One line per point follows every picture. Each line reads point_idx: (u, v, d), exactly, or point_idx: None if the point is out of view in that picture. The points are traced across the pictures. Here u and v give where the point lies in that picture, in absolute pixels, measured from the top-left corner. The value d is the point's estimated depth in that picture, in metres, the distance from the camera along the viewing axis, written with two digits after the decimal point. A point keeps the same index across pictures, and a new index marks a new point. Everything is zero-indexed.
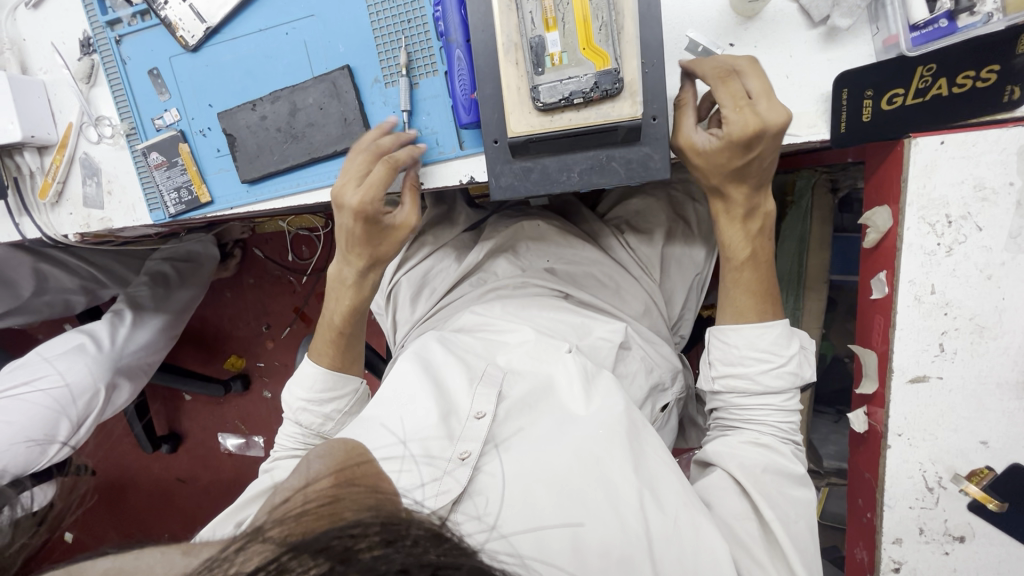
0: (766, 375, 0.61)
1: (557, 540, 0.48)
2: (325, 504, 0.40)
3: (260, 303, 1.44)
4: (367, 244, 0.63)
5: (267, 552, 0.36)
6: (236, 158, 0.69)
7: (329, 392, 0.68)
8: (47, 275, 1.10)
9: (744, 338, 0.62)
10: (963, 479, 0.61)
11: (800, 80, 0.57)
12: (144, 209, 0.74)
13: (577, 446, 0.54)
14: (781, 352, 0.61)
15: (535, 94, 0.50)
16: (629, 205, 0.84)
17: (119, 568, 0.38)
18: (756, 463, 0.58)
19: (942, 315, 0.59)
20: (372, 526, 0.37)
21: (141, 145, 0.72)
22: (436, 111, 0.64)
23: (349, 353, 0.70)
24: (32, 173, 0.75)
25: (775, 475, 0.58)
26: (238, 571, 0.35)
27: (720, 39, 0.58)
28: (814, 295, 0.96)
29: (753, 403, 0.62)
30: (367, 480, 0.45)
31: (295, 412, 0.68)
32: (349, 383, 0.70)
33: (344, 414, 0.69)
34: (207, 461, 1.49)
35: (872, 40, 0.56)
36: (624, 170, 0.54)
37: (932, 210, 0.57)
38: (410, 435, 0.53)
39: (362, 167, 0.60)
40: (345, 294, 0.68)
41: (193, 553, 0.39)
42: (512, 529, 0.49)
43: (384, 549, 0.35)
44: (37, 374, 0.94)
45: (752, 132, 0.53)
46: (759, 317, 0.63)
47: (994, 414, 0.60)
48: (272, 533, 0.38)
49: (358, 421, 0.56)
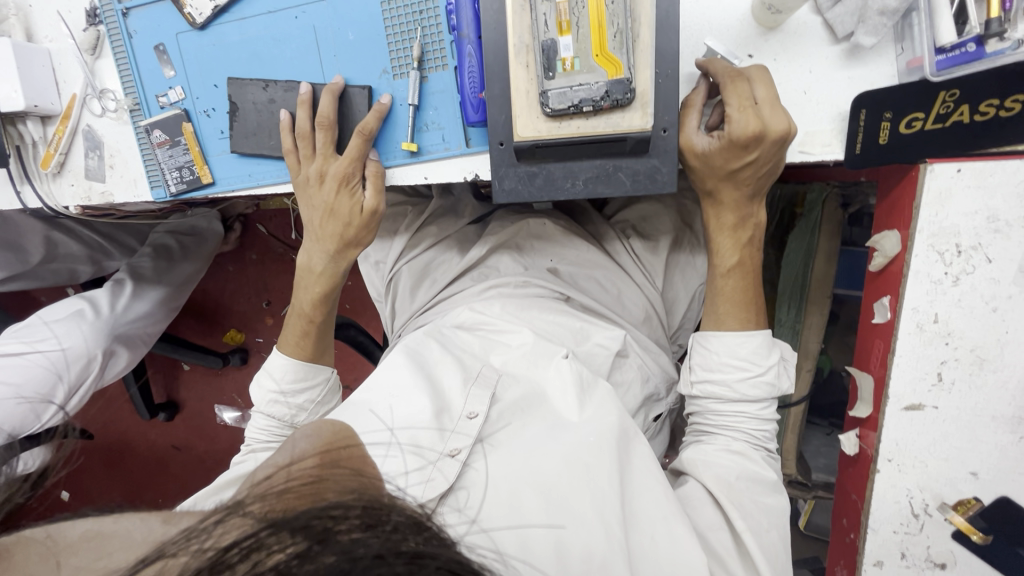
0: (742, 383, 0.60)
1: (541, 540, 0.48)
2: (309, 483, 0.40)
3: (261, 280, 1.44)
4: (343, 218, 0.66)
5: (245, 527, 0.36)
6: (240, 140, 0.69)
7: (300, 382, 0.69)
8: (57, 244, 1.11)
9: (725, 347, 0.61)
10: (949, 508, 0.61)
11: (818, 97, 0.56)
12: (145, 185, 0.73)
13: (566, 452, 0.53)
14: (763, 364, 0.60)
15: (544, 100, 0.49)
16: (635, 208, 0.83)
17: (99, 529, 0.38)
18: (730, 471, 0.57)
19: (942, 344, 0.58)
20: (353, 509, 0.37)
21: (145, 122, 0.71)
22: (443, 106, 0.63)
23: (321, 339, 0.73)
24: (34, 142, 0.75)
25: (747, 483, 0.56)
26: (216, 543, 0.35)
27: (739, 49, 0.56)
28: (816, 310, 0.94)
29: (727, 410, 0.61)
30: (351, 463, 0.45)
31: (266, 404, 0.69)
32: (319, 372, 0.71)
33: (317, 404, 0.71)
34: (202, 431, 1.50)
35: (896, 60, 0.54)
36: (631, 182, 0.53)
37: (942, 239, 0.56)
38: (397, 423, 0.53)
39: (327, 139, 0.64)
40: (315, 281, 0.71)
41: (172, 522, 0.39)
42: (494, 525, 0.49)
43: (362, 533, 0.35)
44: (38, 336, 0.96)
45: (751, 134, 0.52)
46: (741, 325, 0.62)
47: (987, 446, 0.59)
48: (252, 509, 0.38)
49: (347, 405, 0.56)
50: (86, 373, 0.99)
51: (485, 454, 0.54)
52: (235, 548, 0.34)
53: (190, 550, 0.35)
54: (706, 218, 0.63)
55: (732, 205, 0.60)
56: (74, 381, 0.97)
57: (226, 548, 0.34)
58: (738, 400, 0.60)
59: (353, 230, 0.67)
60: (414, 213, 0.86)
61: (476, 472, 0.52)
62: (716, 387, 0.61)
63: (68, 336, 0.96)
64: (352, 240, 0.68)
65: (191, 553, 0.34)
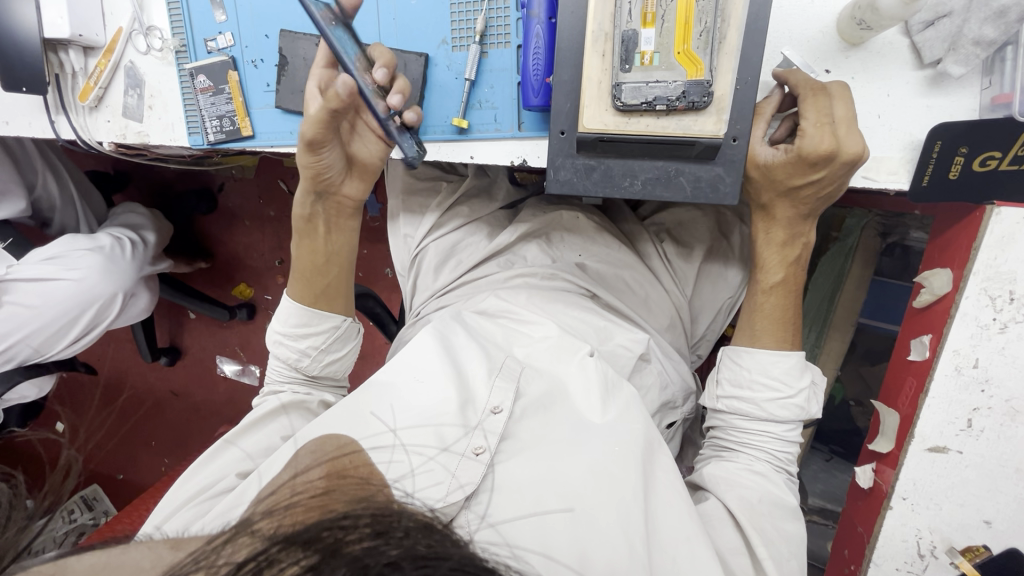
0: (771, 403, 0.59)
1: (562, 536, 0.47)
2: (315, 495, 0.37)
3: (276, 237, 1.40)
4: (307, 153, 0.59)
5: (256, 545, 0.33)
6: (280, 86, 0.68)
7: (303, 327, 0.64)
8: (39, 196, 1.06)
9: (758, 363, 0.60)
10: (958, 553, 0.60)
11: (890, 123, 0.54)
12: (183, 130, 0.72)
13: (592, 462, 0.52)
14: (795, 386, 0.59)
15: (616, 92, 0.48)
16: (673, 212, 0.81)
17: (104, 563, 0.34)
18: (753, 493, 0.56)
19: (978, 391, 0.57)
20: (363, 518, 0.34)
21: (190, 65, 0.70)
22: (500, 85, 0.62)
23: (319, 286, 0.65)
24: (74, 73, 0.73)
25: (771, 507, 0.55)
26: (224, 564, 0.32)
27: (816, 64, 0.55)
28: (837, 335, 0.93)
29: (754, 429, 0.60)
30: (359, 472, 0.42)
31: (273, 345, 0.66)
32: (327, 319, 0.65)
33: (322, 352, 0.65)
34: (201, 380, 1.48)
35: (980, 94, 0.52)
36: (691, 187, 0.52)
37: (997, 284, 0.54)
38: (401, 427, 0.51)
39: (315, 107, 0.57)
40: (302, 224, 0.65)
41: (181, 548, 0.35)
42: (503, 520, 0.48)
43: (373, 542, 0.32)
44: (68, 265, 0.91)
45: (824, 153, 0.50)
46: (777, 344, 0.61)
47: (1005, 497, 0.58)
48: (261, 526, 0.35)
49: (365, 394, 0.55)
50: (101, 310, 0.97)
51: (509, 454, 0.53)
52: (249, 565, 0.31)
53: (204, 569, 0.32)
54: (764, 234, 0.61)
55: (785, 221, 0.59)
56: (89, 322, 0.97)
57: (242, 563, 0.31)
58: (761, 421, 0.60)
59: (310, 164, 0.60)
60: (449, 189, 0.84)
61: (499, 474, 0.51)
62: (743, 406, 0.60)
63: (87, 270, 0.92)
64: (321, 172, 0.61)
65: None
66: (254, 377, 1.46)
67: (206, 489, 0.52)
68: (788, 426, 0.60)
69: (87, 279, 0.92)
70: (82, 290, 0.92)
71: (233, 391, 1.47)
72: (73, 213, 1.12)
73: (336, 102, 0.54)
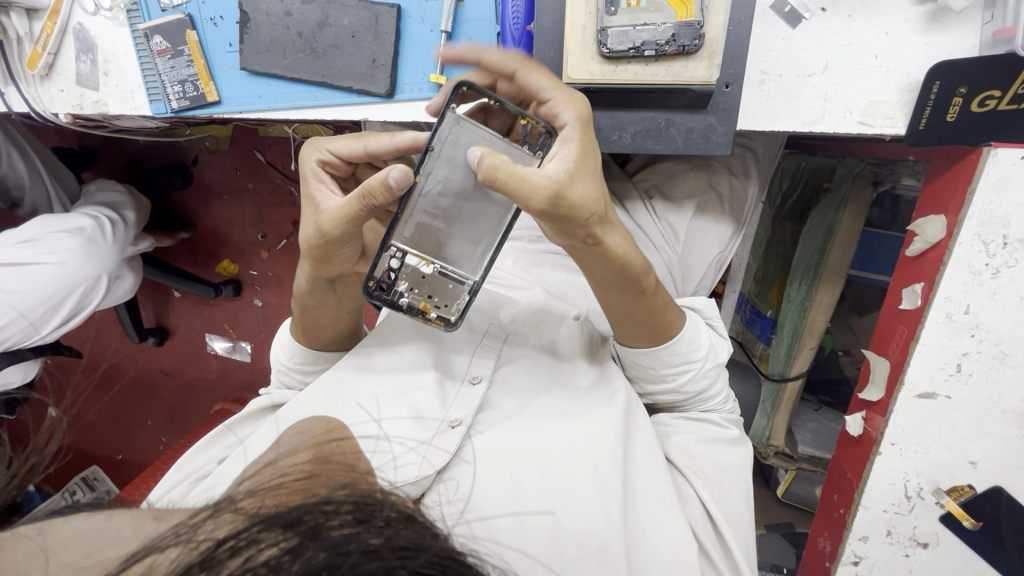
0: (718, 381, 0.58)
1: (536, 523, 0.45)
2: (300, 479, 0.35)
3: (257, 210, 1.36)
4: (325, 246, 0.47)
5: (237, 524, 0.30)
6: (244, 43, 0.64)
7: (311, 364, 0.61)
8: (5, 175, 1.01)
9: (635, 367, 0.57)
10: (943, 493, 0.62)
11: (889, 63, 0.52)
12: (143, 97, 0.68)
13: (569, 428, 0.50)
14: (693, 358, 0.54)
15: (602, 38, 0.48)
16: (660, 167, 0.79)
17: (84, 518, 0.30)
18: (689, 437, 0.55)
19: (968, 336, 0.57)
20: (344, 505, 0.31)
21: (143, 26, 0.65)
22: (478, 36, 0.60)
23: (325, 336, 0.59)
24: (19, 39, 0.68)
25: (706, 446, 0.55)
26: (204, 543, 0.29)
27: (811, 2, 0.52)
28: (828, 287, 0.90)
29: (716, 406, 0.59)
30: (345, 459, 0.38)
31: (276, 374, 0.63)
32: (331, 353, 0.61)
33: None
34: (192, 358, 1.47)
35: (981, 29, 0.50)
36: (682, 138, 0.54)
37: (991, 228, 0.54)
38: (385, 414, 0.49)
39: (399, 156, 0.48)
40: (310, 305, 0.55)
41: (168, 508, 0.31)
42: (494, 511, 0.45)
43: (355, 529, 0.30)
44: (49, 248, 0.88)
45: None
46: (710, 352, 0.55)
47: (990, 438, 0.60)
48: (244, 505, 0.32)
49: (337, 379, 0.52)
50: (86, 293, 0.95)
51: (488, 425, 0.51)
52: (226, 545, 0.28)
53: (183, 543, 0.29)
54: None
55: None
56: (76, 305, 0.94)
57: (218, 542, 0.28)
58: (695, 397, 0.57)
59: (325, 257, 0.48)
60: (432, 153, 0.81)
61: (477, 445, 0.49)
62: (667, 395, 0.58)
63: (68, 254, 0.89)
64: (337, 260, 0.49)
65: (181, 552, 0.28)
66: (247, 353, 1.44)
67: (190, 476, 0.51)
68: (714, 385, 0.57)
69: (69, 262, 0.90)
70: (64, 274, 0.89)
71: (225, 368, 1.46)
72: (44, 193, 1.07)
73: (382, 193, 0.42)
